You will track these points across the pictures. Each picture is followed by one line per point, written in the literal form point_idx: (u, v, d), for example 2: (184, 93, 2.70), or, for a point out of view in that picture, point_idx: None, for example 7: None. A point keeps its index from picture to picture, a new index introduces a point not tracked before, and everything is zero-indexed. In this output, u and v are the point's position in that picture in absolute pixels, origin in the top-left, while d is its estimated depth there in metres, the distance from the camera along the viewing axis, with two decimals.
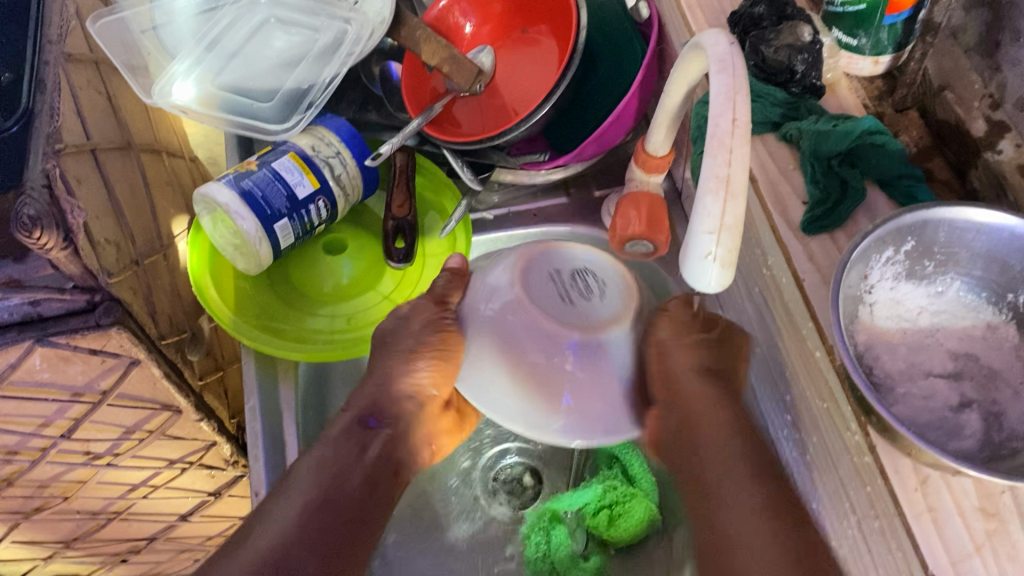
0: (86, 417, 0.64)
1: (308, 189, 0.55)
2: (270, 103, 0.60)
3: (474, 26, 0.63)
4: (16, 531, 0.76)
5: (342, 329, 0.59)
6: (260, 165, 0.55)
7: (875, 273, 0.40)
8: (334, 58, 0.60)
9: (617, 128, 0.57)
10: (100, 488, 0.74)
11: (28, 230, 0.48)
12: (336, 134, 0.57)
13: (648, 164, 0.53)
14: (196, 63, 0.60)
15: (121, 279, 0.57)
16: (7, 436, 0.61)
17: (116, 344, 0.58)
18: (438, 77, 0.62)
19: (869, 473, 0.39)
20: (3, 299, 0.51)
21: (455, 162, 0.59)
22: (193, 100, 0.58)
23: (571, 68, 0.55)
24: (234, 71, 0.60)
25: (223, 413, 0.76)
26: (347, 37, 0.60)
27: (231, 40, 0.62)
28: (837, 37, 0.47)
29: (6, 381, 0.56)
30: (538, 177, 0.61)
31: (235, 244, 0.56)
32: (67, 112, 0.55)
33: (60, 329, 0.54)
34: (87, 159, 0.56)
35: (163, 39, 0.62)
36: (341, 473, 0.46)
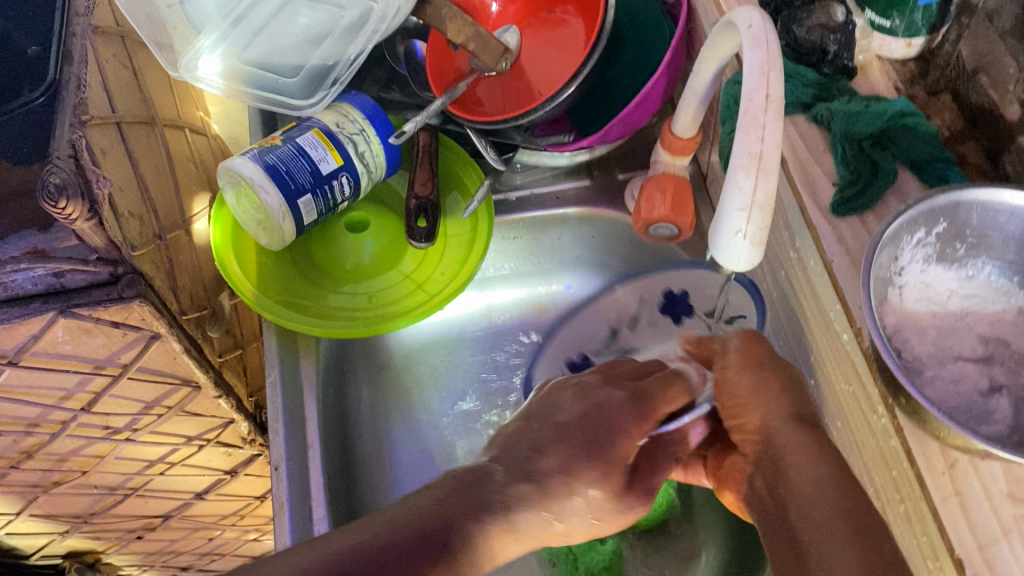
0: (106, 390, 0.64)
1: (332, 165, 0.55)
2: (295, 80, 0.60)
3: (500, 5, 0.63)
4: (35, 504, 0.77)
5: (364, 308, 0.59)
6: (284, 141, 0.55)
7: (905, 255, 0.40)
8: (358, 38, 0.59)
9: (643, 109, 0.56)
10: (117, 463, 0.75)
11: (55, 200, 0.48)
12: (360, 111, 0.57)
13: (675, 145, 0.53)
14: (222, 37, 0.60)
15: (144, 252, 0.57)
16: (29, 407, 0.62)
17: (138, 318, 0.58)
18: (462, 56, 0.61)
19: (895, 457, 0.39)
20: (28, 269, 0.51)
21: (479, 142, 0.59)
22: (219, 75, 0.59)
23: (597, 48, 0.55)
24: (260, 47, 0.60)
25: (241, 390, 0.76)
26: (372, 15, 0.59)
27: (258, 12, 0.61)
28: (870, 18, 0.47)
29: (29, 352, 0.56)
30: (561, 159, 0.61)
31: (258, 219, 0.56)
32: (94, 84, 0.55)
33: (82, 300, 0.55)
34: (112, 132, 0.56)
35: (190, 14, 0.61)
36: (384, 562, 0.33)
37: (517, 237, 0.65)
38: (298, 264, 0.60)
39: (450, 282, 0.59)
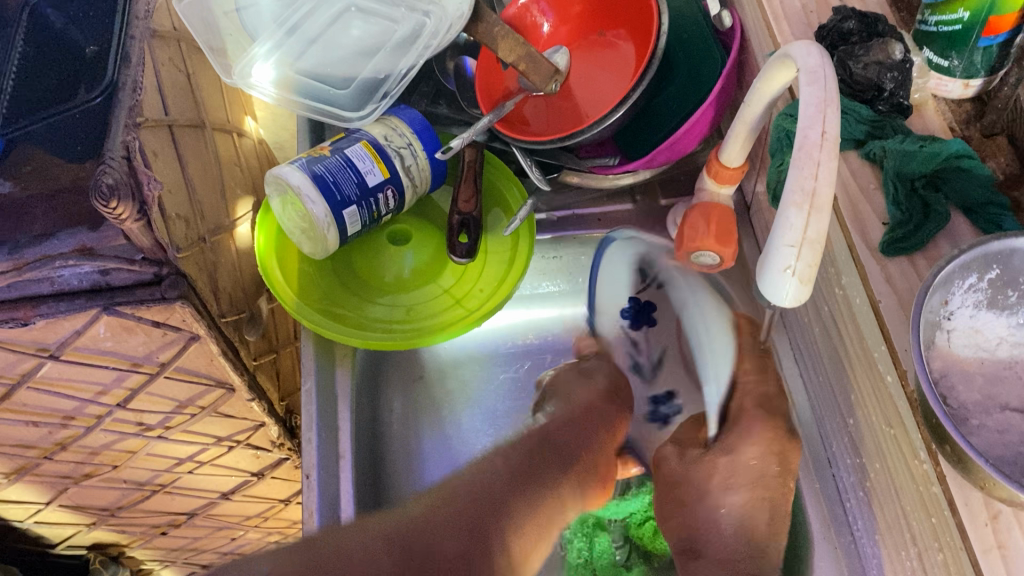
0: (142, 388, 0.65)
1: (378, 178, 0.55)
2: (346, 91, 0.61)
3: (551, 25, 0.63)
4: (65, 495, 0.78)
5: (401, 320, 0.59)
6: (333, 151, 0.55)
7: (955, 299, 0.39)
8: (412, 51, 0.60)
9: (691, 137, 0.57)
10: (147, 460, 0.76)
11: (107, 200, 0.49)
12: (408, 125, 0.58)
13: (720, 174, 0.52)
14: (276, 47, 0.60)
15: (189, 255, 0.58)
16: (67, 400, 0.64)
17: (179, 319, 0.58)
18: (511, 75, 0.61)
19: (936, 505, 0.38)
20: (76, 266, 0.52)
21: (524, 161, 0.59)
22: (272, 83, 0.59)
23: (646, 75, 0.55)
24: (314, 57, 0.61)
25: (272, 394, 0.75)
26: (425, 30, 0.59)
27: (312, 23, 0.61)
28: (929, 57, 0.47)
29: (70, 345, 0.58)
30: (607, 181, 0.60)
31: (303, 227, 0.56)
32: (150, 87, 0.56)
33: (126, 299, 0.55)
34: (164, 135, 0.57)
35: (245, 21, 0.61)
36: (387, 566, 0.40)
37: (557, 257, 0.66)
38: (338, 273, 0.60)
39: (489, 299, 0.59)
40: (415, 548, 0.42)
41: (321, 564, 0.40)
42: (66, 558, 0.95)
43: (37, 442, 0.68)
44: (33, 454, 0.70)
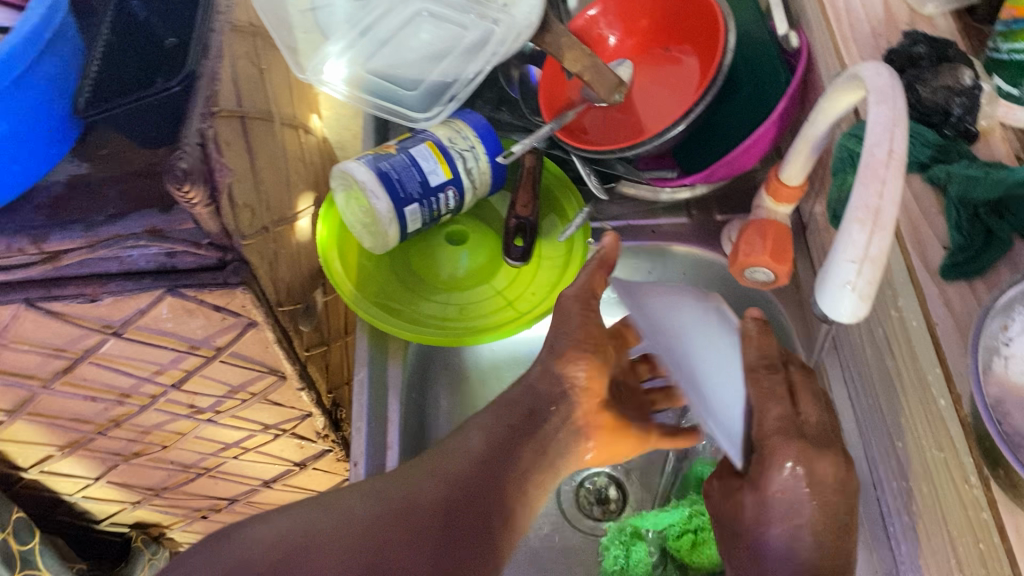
0: (197, 370, 0.67)
1: (440, 178, 0.57)
2: (413, 92, 0.63)
3: (617, 38, 0.64)
4: (113, 471, 0.80)
5: (454, 318, 0.60)
6: (398, 149, 0.57)
7: (1016, 325, 0.39)
8: (478, 59, 0.62)
9: (750, 154, 0.57)
10: (196, 442, 0.77)
11: (180, 183, 0.51)
12: (473, 129, 0.59)
13: (779, 192, 0.52)
14: (349, 46, 0.63)
15: (252, 243, 0.60)
16: (125, 377, 0.66)
17: (238, 305, 0.60)
18: (574, 85, 0.62)
19: (985, 531, 0.38)
20: (145, 246, 0.55)
21: (582, 169, 0.60)
22: (343, 82, 0.63)
23: (711, 90, 0.55)
24: (384, 59, 0.62)
25: (321, 386, 0.76)
26: (494, 38, 0.61)
27: (384, 25, 0.63)
28: (999, 85, 0.47)
29: (132, 324, 0.60)
30: (662, 194, 0.61)
31: (365, 222, 0.58)
32: (227, 78, 0.58)
33: (189, 282, 0.58)
34: (237, 125, 0.59)
35: (321, 20, 0.63)
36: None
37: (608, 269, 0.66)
38: (396, 269, 0.62)
39: (541, 302, 0.60)
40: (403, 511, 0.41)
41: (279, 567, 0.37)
42: (111, 535, 0.97)
43: (91, 417, 0.70)
44: (87, 428, 0.72)
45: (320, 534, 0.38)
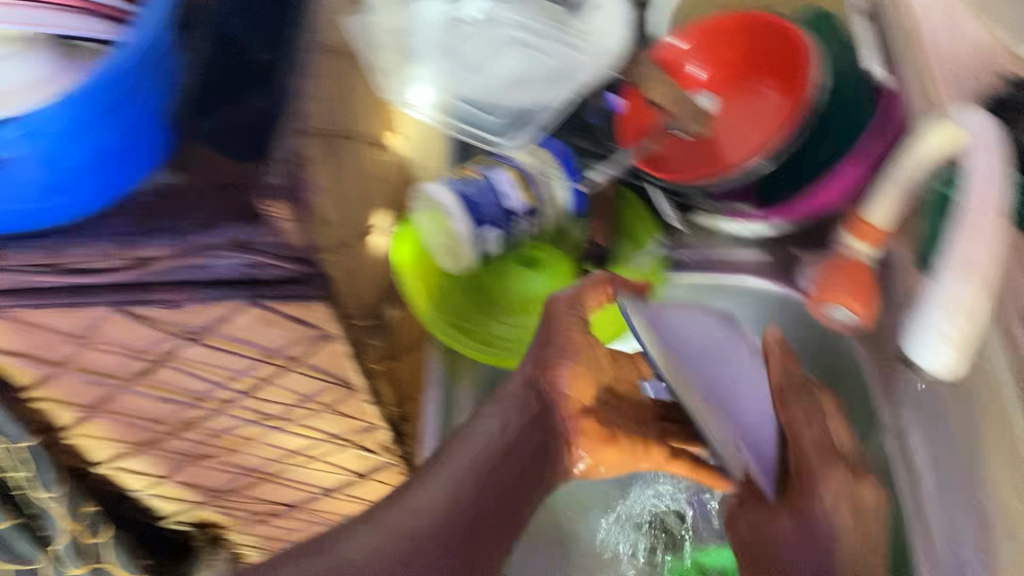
0: (270, 378, 0.69)
1: (518, 203, 0.60)
2: (494, 115, 0.69)
3: (704, 71, 0.65)
4: (181, 472, 0.82)
5: (524, 338, 0.63)
6: (480, 175, 0.60)
7: None
8: (562, 88, 0.68)
9: (832, 193, 0.61)
10: (263, 448, 0.79)
11: (265, 199, 0.54)
12: (552, 153, 0.64)
13: (863, 231, 0.59)
14: (436, 70, 0.69)
15: (332, 257, 0.61)
16: (201, 381, 0.68)
17: (315, 317, 0.62)
18: (657, 115, 0.65)
19: None
20: (229, 256, 0.56)
21: (665, 202, 0.68)
22: (430, 106, 0.69)
23: (797, 125, 0.57)
24: (469, 84, 0.69)
25: (389, 399, 0.77)
26: (575, 63, 0.67)
27: (467, 48, 0.69)
28: None
29: (212, 330, 0.62)
30: (736, 227, 0.66)
31: (444, 242, 0.61)
32: (318, 97, 0.60)
33: (269, 293, 0.59)
34: (325, 142, 0.60)
35: (407, 42, 0.69)
36: None
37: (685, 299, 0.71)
38: (470, 288, 0.64)
39: None
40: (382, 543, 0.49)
41: None
42: (171, 533, 0.99)
43: (164, 418, 0.72)
44: (160, 428, 0.74)
45: None
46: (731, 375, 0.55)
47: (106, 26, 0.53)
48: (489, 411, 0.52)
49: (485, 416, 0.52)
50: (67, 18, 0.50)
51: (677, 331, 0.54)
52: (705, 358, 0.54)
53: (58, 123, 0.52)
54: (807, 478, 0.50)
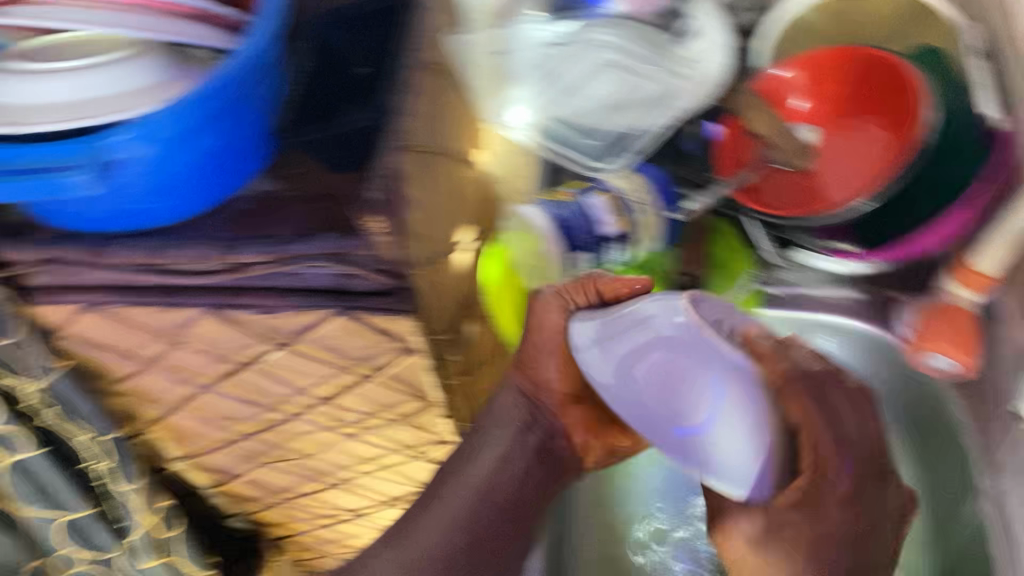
0: (350, 387, 0.69)
1: (610, 228, 0.68)
2: (593, 139, 0.70)
3: (810, 104, 0.66)
4: (253, 472, 0.84)
5: None
6: (573, 199, 0.69)
7: None
8: (657, 113, 0.68)
9: (936, 237, 0.65)
10: (335, 454, 0.80)
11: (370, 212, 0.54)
12: (652, 181, 0.69)
13: (970, 278, 0.64)
14: (536, 93, 0.69)
15: (423, 272, 0.62)
16: (283, 385, 0.69)
17: (402, 330, 0.62)
18: (757, 148, 0.66)
19: None
20: (325, 266, 0.57)
21: (761, 233, 0.71)
22: (526, 125, 0.70)
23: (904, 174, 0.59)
24: (568, 108, 0.69)
25: (462, 413, 0.77)
26: (678, 92, 0.67)
27: (567, 71, 0.67)
28: None
29: (299, 337, 0.63)
30: (837, 265, 0.70)
31: (532, 263, 0.70)
32: (420, 114, 0.61)
33: (361, 305, 0.60)
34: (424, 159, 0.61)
35: (506, 63, 0.68)
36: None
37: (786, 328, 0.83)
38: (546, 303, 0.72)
39: None
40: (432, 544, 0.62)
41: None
42: (238, 534, 1.00)
43: (242, 419, 0.74)
44: (238, 429, 0.76)
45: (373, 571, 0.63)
46: (693, 387, 0.54)
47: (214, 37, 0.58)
48: (496, 418, 0.62)
49: (500, 433, 0.62)
50: (182, 26, 0.56)
51: (599, 363, 0.58)
52: (630, 375, 0.57)
53: (175, 126, 0.54)
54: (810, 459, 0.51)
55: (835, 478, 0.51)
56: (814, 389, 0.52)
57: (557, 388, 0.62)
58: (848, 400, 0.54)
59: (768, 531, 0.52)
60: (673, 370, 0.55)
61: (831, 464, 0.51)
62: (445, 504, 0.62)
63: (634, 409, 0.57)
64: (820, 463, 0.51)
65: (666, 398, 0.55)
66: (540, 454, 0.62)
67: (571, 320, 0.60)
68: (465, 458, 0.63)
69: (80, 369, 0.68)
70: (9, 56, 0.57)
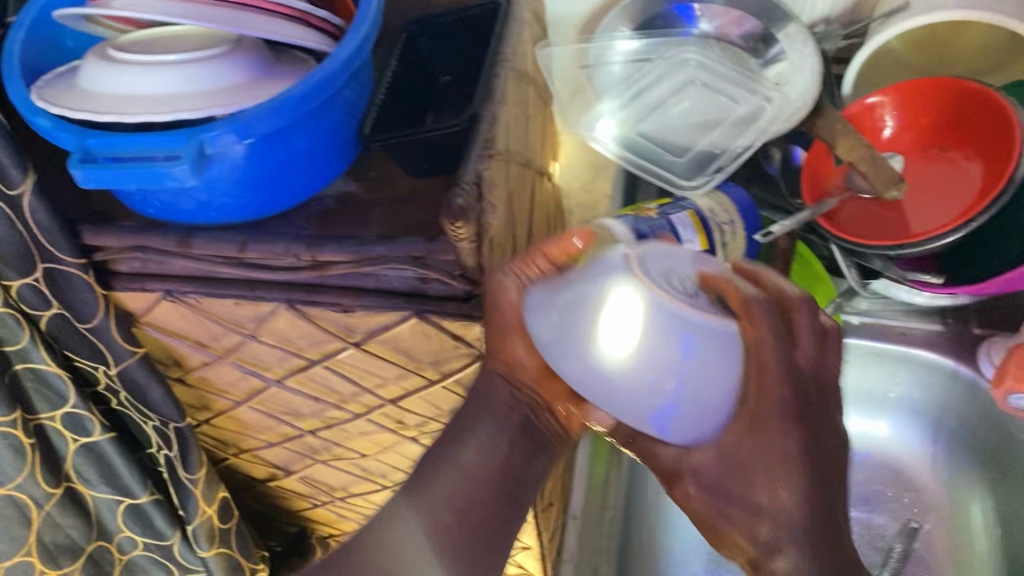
0: (416, 390, 0.70)
1: (695, 247, 0.57)
2: (681, 158, 0.68)
3: (896, 131, 0.70)
4: (309, 468, 0.85)
5: None
6: (658, 214, 0.57)
7: None
8: (745, 133, 0.65)
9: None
10: (392, 456, 0.81)
11: (454, 218, 0.54)
12: (733, 203, 0.61)
13: None
14: (623, 107, 0.68)
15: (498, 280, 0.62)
16: (350, 384, 0.70)
17: (474, 337, 0.63)
18: (842, 173, 0.67)
19: None
20: (403, 268, 0.58)
21: (843, 262, 0.69)
22: (612, 140, 0.69)
23: (993, 207, 0.59)
24: (655, 124, 0.68)
25: None
26: (766, 113, 0.64)
27: (654, 88, 0.67)
28: None
29: (372, 338, 0.64)
30: (918, 295, 0.70)
31: None
32: (503, 121, 0.62)
33: (435, 309, 0.60)
34: (503, 167, 0.62)
35: (595, 78, 0.68)
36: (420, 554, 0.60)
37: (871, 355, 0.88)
38: None
39: None
40: (453, 511, 0.60)
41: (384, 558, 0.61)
42: (288, 527, 1.02)
43: (306, 416, 0.76)
44: (299, 425, 0.77)
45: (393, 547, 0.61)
46: (658, 341, 0.47)
47: (292, 33, 0.58)
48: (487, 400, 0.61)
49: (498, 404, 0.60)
50: (259, 22, 0.57)
51: (559, 342, 0.51)
52: (592, 351, 0.49)
53: (269, 125, 0.54)
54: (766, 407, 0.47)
55: (787, 422, 0.47)
56: (763, 331, 0.48)
57: (529, 367, 0.58)
58: (814, 333, 0.50)
59: (730, 473, 0.48)
60: (630, 345, 0.48)
61: (773, 393, 0.47)
62: (435, 496, 0.60)
63: (599, 392, 0.50)
64: (763, 407, 0.47)
65: (631, 369, 0.48)
66: (521, 432, 0.61)
67: (528, 298, 0.53)
68: (447, 446, 0.62)
69: (151, 359, 0.70)
70: (108, 48, 0.59)
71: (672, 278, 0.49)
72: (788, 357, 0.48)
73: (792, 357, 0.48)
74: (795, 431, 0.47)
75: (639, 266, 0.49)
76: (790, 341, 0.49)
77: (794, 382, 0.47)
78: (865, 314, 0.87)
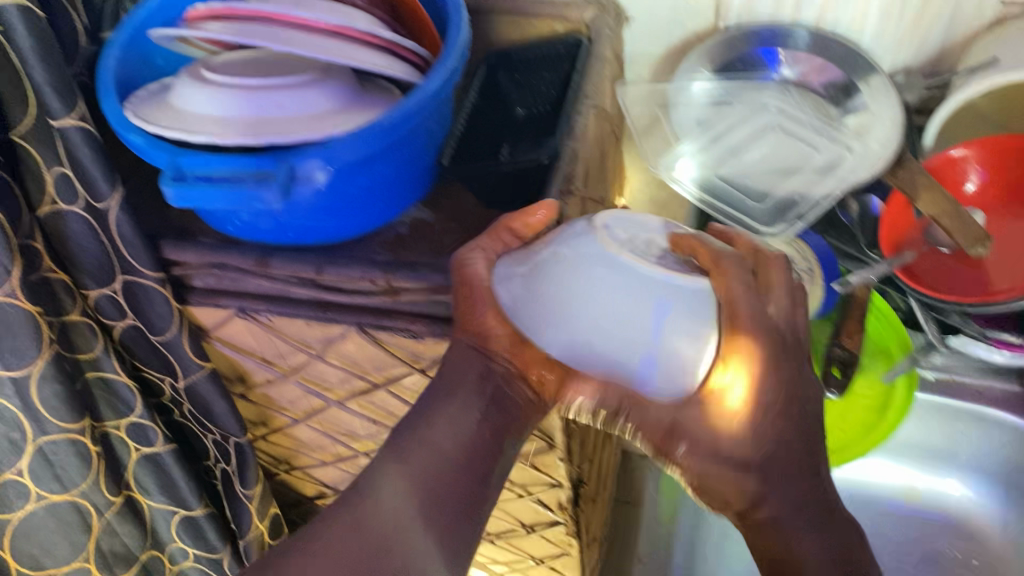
0: None
1: None
2: (759, 204, 0.66)
3: (977, 186, 0.72)
4: None
5: None
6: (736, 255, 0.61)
7: None
8: (826, 181, 0.65)
9: None
10: None
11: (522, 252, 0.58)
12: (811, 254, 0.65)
13: None
14: (702, 149, 0.68)
15: None
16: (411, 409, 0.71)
17: None
18: (924, 227, 0.70)
19: None
20: None
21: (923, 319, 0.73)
22: (690, 181, 0.67)
23: None
24: (733, 168, 0.68)
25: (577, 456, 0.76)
26: (846, 162, 0.65)
27: (734, 134, 0.69)
28: None
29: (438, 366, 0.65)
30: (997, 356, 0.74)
31: None
32: (582, 158, 0.63)
33: None
34: (579, 203, 0.63)
35: (676, 116, 0.69)
36: (405, 535, 0.55)
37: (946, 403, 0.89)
38: None
39: None
40: (434, 488, 0.55)
41: (372, 545, 0.55)
42: None
43: (361, 437, 0.76)
44: (354, 446, 0.78)
45: (376, 531, 0.55)
46: (607, 283, 0.53)
47: (382, 63, 0.59)
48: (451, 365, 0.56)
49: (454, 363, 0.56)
50: (353, 51, 0.58)
51: (529, 309, 0.55)
52: (573, 318, 0.53)
53: (356, 153, 0.55)
54: (734, 349, 0.53)
55: (772, 369, 0.53)
56: (721, 280, 0.54)
57: (503, 333, 0.55)
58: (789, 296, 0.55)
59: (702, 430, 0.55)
60: (590, 291, 0.53)
61: (743, 334, 0.52)
62: (412, 471, 0.56)
63: (571, 347, 0.54)
64: (734, 351, 0.52)
65: (614, 327, 0.53)
66: (496, 403, 0.56)
67: (495, 271, 0.57)
68: (420, 420, 0.57)
69: (218, 374, 0.70)
70: (200, 67, 0.60)
71: (628, 243, 0.55)
72: (757, 308, 0.53)
73: (762, 307, 0.53)
74: (774, 376, 0.53)
75: (602, 227, 0.56)
76: (762, 293, 0.54)
77: (770, 332, 0.53)
78: (939, 368, 0.90)
